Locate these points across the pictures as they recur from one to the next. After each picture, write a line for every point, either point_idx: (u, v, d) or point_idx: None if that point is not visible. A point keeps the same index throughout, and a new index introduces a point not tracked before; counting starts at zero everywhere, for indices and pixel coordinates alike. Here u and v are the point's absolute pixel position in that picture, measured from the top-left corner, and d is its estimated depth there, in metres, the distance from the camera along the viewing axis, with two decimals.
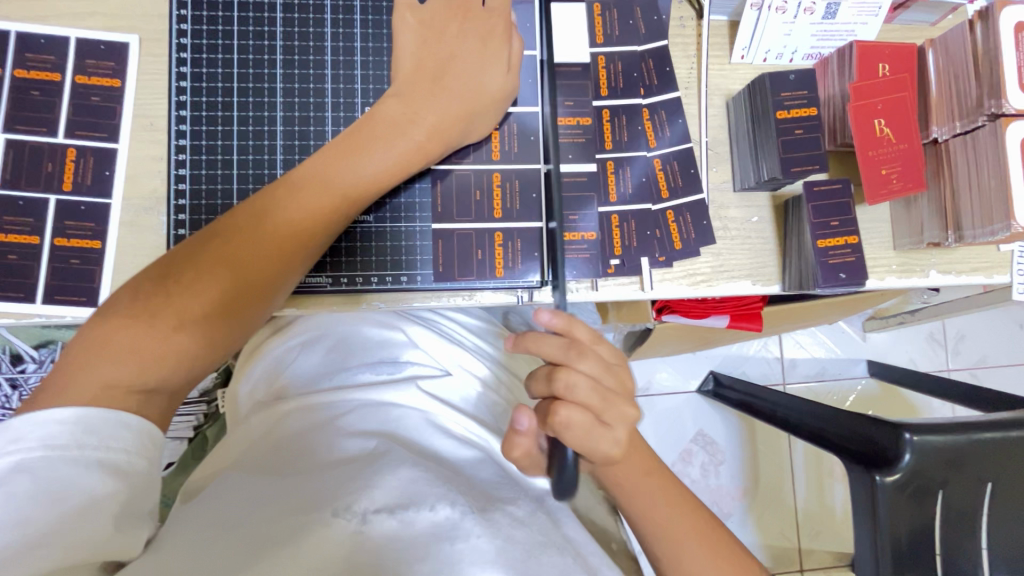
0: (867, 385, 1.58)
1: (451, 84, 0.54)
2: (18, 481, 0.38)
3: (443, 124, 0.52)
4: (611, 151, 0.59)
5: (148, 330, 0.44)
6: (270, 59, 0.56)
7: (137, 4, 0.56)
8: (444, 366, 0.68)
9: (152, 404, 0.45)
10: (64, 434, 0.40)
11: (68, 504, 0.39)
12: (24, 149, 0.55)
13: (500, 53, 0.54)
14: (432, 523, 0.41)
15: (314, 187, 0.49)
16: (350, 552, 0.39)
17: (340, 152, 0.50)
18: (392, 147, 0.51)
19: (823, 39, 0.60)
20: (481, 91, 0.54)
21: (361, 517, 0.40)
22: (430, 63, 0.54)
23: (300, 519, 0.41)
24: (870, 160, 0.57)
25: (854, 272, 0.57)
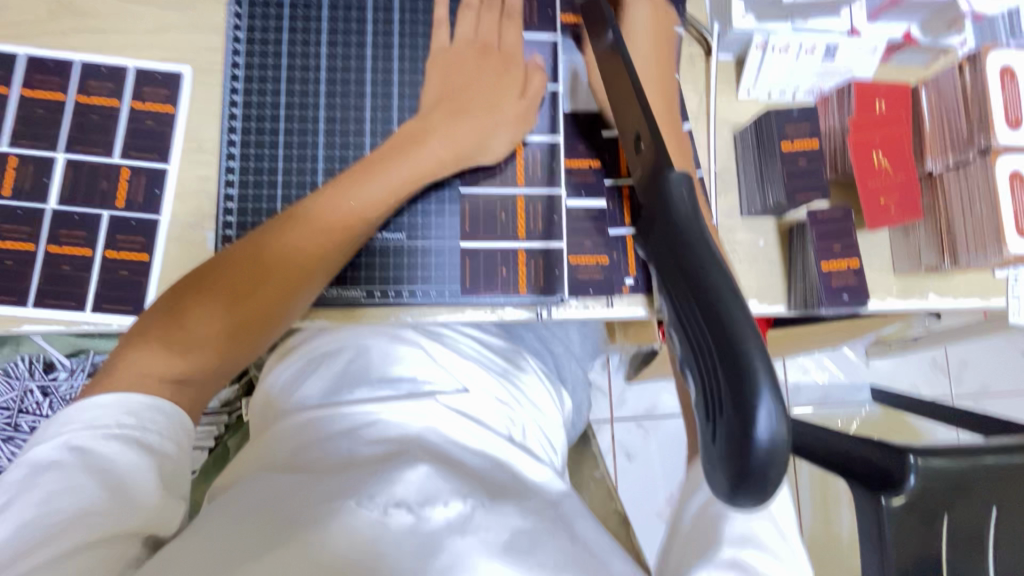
0: (872, 410, 1.59)
1: (477, 112, 0.58)
2: (69, 458, 0.42)
3: (463, 142, 0.57)
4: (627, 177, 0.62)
5: (183, 329, 0.49)
6: (314, 89, 0.60)
7: (192, 38, 0.61)
8: (461, 381, 0.67)
9: (184, 394, 0.49)
10: (108, 416, 0.44)
11: (111, 480, 0.42)
12: (82, 168, 0.59)
13: (515, 79, 0.60)
14: (445, 520, 0.45)
15: (337, 197, 0.53)
16: (374, 538, 0.43)
17: (363, 167, 0.55)
18: (411, 160, 0.55)
19: (824, 76, 0.65)
20: (500, 113, 0.58)
21: (383, 507, 0.45)
22: (451, 89, 0.59)
23: (324, 507, 0.45)
24: (869, 189, 0.61)
25: (857, 293, 0.61)
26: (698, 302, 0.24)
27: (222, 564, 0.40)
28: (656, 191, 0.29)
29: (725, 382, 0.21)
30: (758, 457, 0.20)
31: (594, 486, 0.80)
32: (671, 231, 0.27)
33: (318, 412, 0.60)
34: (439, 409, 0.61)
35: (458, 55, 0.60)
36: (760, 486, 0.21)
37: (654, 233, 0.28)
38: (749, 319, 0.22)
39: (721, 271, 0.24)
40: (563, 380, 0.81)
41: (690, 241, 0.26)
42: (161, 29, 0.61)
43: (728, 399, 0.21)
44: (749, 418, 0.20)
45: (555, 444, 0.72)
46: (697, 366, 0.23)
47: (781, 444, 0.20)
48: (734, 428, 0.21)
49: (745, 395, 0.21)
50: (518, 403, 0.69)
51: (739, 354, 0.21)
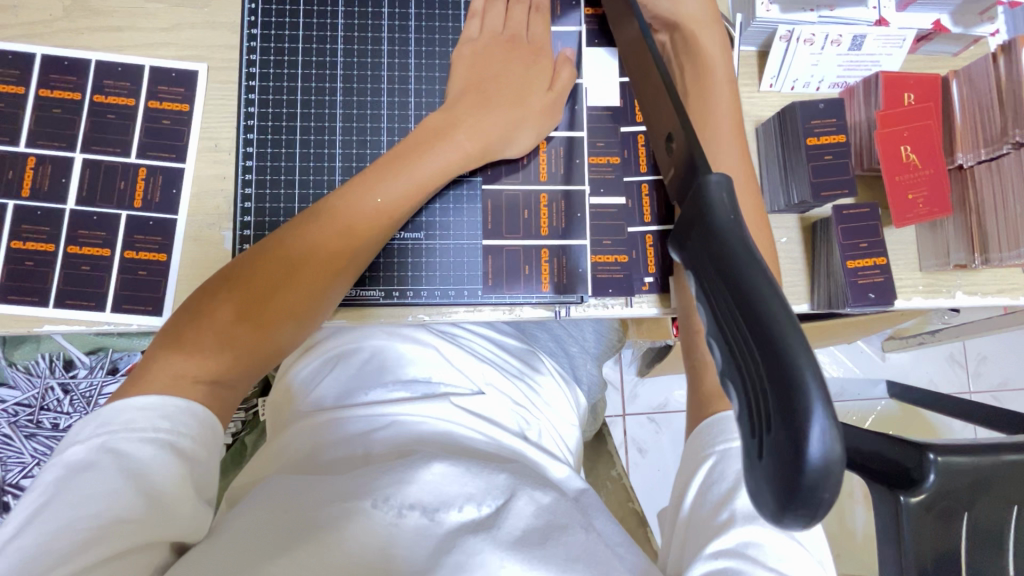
0: (888, 406, 1.54)
1: (503, 104, 0.56)
2: (105, 460, 0.41)
3: (490, 134, 0.55)
4: (646, 174, 0.60)
5: (212, 331, 0.48)
6: (331, 87, 0.59)
7: (207, 36, 0.61)
8: (477, 384, 0.67)
9: (217, 397, 0.48)
10: (143, 419, 0.43)
11: (145, 484, 0.41)
12: (99, 168, 0.59)
13: (544, 72, 0.59)
14: (459, 522, 0.45)
15: (364, 194, 0.51)
16: (387, 540, 0.44)
17: (387, 161, 0.53)
18: (437, 156, 0.53)
19: (850, 69, 0.63)
20: (527, 105, 0.57)
21: (397, 509, 0.45)
22: (479, 79, 0.57)
23: (342, 508, 0.45)
24: (897, 184, 0.60)
25: (884, 293, 0.59)
26: (741, 311, 0.23)
27: (241, 560, 0.41)
28: (694, 196, 0.28)
29: (772, 395, 0.21)
30: (808, 475, 0.19)
31: (611, 485, 0.79)
32: (710, 237, 0.26)
33: (336, 412, 0.61)
34: (455, 413, 0.61)
35: (486, 46, 0.59)
36: (810, 505, 0.20)
37: (691, 240, 0.27)
38: (795, 329, 0.21)
39: (766, 280, 0.23)
40: (578, 380, 0.81)
41: (732, 249, 0.25)
42: (175, 27, 0.61)
43: (775, 414, 0.20)
44: (800, 434, 0.20)
45: (570, 444, 0.72)
46: (740, 378, 0.22)
47: (833, 460, 0.19)
48: (783, 444, 0.20)
49: (794, 411, 0.20)
50: (533, 405, 0.69)
51: (788, 365, 0.21)
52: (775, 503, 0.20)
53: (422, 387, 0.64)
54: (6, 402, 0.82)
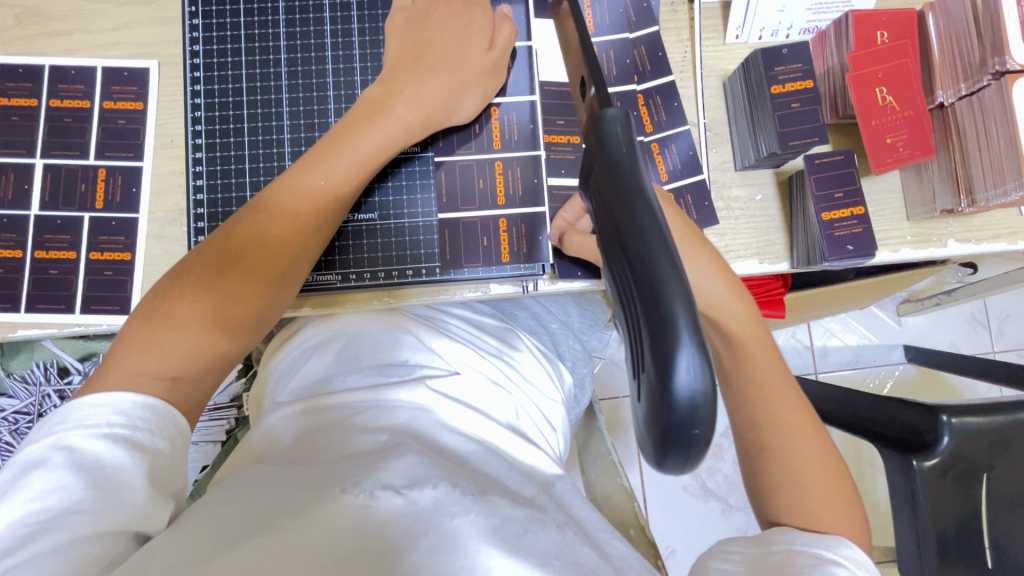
0: (906, 370, 1.53)
1: (443, 69, 0.54)
2: (59, 456, 0.42)
3: (431, 105, 0.53)
4: (653, 133, 0.60)
5: (169, 325, 0.48)
6: (275, 71, 0.59)
7: (156, 32, 0.61)
8: (453, 365, 0.65)
9: (178, 392, 0.48)
10: (98, 416, 0.44)
11: (98, 478, 0.42)
12: (60, 172, 0.59)
13: (480, 29, 0.55)
14: (433, 499, 0.44)
15: (308, 177, 0.51)
16: (360, 524, 0.42)
17: (335, 139, 0.52)
18: (379, 130, 0.52)
19: (819, 12, 0.59)
20: (467, 67, 0.55)
21: (369, 491, 0.44)
22: (416, 45, 0.55)
23: (312, 495, 0.44)
24: (873, 129, 0.57)
25: (863, 244, 0.56)
26: (627, 257, 0.23)
27: (199, 554, 0.39)
28: (592, 130, 0.27)
29: (650, 336, 0.22)
30: (677, 412, 0.21)
31: (601, 462, 0.78)
32: (605, 178, 0.25)
33: (308, 399, 0.59)
34: (434, 397, 0.59)
35: (422, 11, 0.56)
36: (687, 442, 0.21)
37: (593, 176, 0.26)
38: (675, 270, 0.22)
39: (652, 219, 0.23)
40: (562, 356, 0.80)
41: (622, 188, 0.24)
42: (124, 26, 0.61)
43: (651, 356, 0.22)
44: (670, 372, 0.21)
45: (555, 423, 0.70)
46: (632, 323, 0.23)
47: (700, 397, 0.21)
48: (657, 379, 0.21)
49: (662, 350, 0.21)
50: (514, 383, 0.67)
51: (663, 302, 0.21)
52: (649, 432, 0.23)
53: (397, 371, 0.62)
54: (6, 411, 0.84)
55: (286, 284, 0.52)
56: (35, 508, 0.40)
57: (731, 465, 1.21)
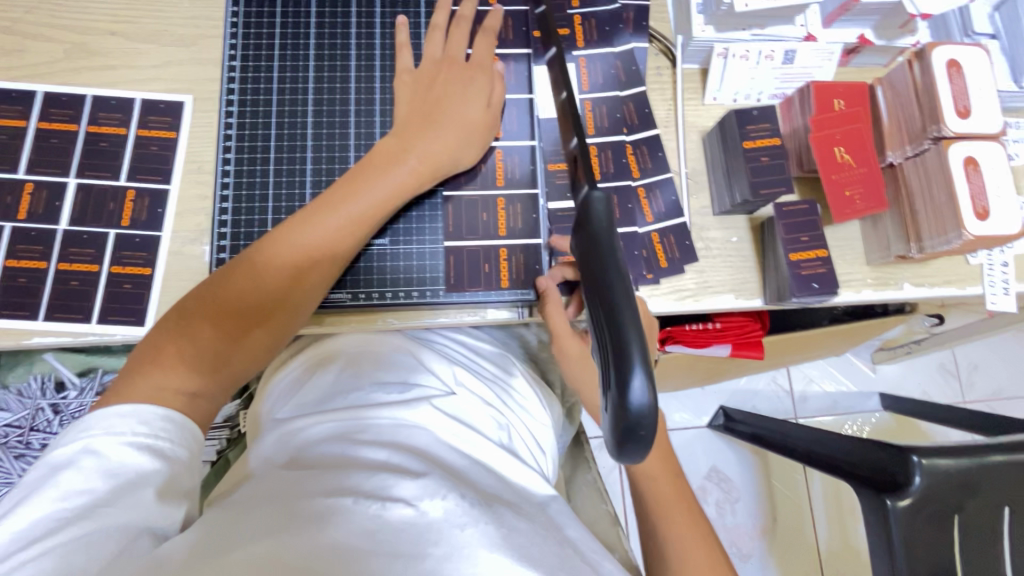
0: (881, 417, 1.58)
1: (446, 123, 0.60)
2: (87, 461, 0.44)
3: (437, 157, 0.59)
4: (639, 178, 0.67)
5: (189, 342, 0.52)
6: (303, 109, 0.65)
7: (193, 71, 0.67)
8: (449, 385, 0.69)
9: (197, 407, 0.52)
10: (124, 424, 0.46)
11: (122, 483, 0.44)
12: (91, 191, 0.64)
13: (478, 89, 0.63)
14: (444, 511, 0.47)
15: (325, 215, 0.56)
16: (374, 531, 0.44)
17: (354, 180, 0.57)
18: (389, 178, 0.58)
19: (786, 81, 0.70)
20: (467, 122, 0.61)
21: (380, 502, 0.46)
22: (426, 102, 0.61)
23: (324, 503, 0.46)
24: (834, 183, 0.64)
25: (828, 282, 0.62)
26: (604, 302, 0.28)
27: (218, 548, 0.41)
28: (581, 210, 0.33)
29: (614, 356, 0.27)
30: (631, 416, 0.25)
31: (587, 489, 0.80)
32: (588, 243, 0.32)
33: (310, 416, 0.62)
34: (435, 417, 0.62)
35: (430, 73, 0.63)
36: (636, 441, 0.26)
37: (580, 237, 0.33)
38: (635, 315, 0.27)
39: (620, 273, 0.29)
40: (553, 386, 0.82)
41: (601, 242, 0.31)
42: (164, 64, 0.67)
43: (613, 373, 0.26)
44: (626, 387, 0.26)
45: (545, 447, 0.73)
46: (601, 349, 0.28)
47: (646, 407, 0.25)
48: (615, 395, 0.26)
49: (622, 363, 0.26)
50: (506, 406, 0.70)
51: (624, 338, 0.27)
52: (609, 436, 0.27)
53: (397, 390, 0.65)
54: None
55: (296, 312, 0.57)
56: (61, 506, 0.42)
57: (714, 507, 1.37)
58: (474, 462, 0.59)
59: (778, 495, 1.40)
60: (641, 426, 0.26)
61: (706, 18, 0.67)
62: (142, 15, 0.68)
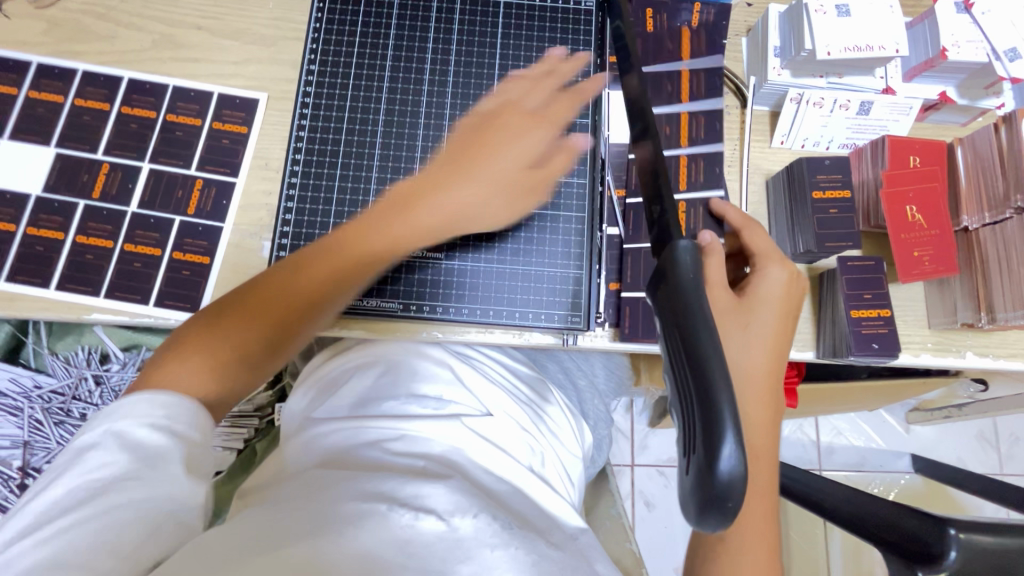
0: (911, 479, 1.52)
1: (487, 172, 0.57)
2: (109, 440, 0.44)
3: (467, 205, 0.57)
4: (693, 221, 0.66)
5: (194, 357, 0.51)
6: (374, 118, 0.66)
7: (272, 71, 0.69)
8: (485, 406, 0.68)
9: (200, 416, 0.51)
10: (142, 407, 0.46)
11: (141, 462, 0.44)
12: (162, 177, 0.66)
13: (534, 141, 0.59)
14: (475, 530, 0.45)
15: (346, 250, 0.55)
16: (405, 542, 0.43)
17: (382, 216, 0.56)
18: (408, 220, 0.56)
19: (857, 131, 0.69)
20: (511, 175, 0.58)
21: (414, 511, 0.45)
22: (472, 146, 0.59)
23: (358, 508, 0.45)
24: (903, 242, 0.62)
25: (888, 344, 0.60)
26: (689, 358, 0.28)
27: (252, 548, 0.41)
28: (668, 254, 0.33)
29: (702, 421, 0.27)
30: (721, 484, 0.26)
31: (610, 524, 0.78)
32: (674, 293, 0.31)
33: (343, 422, 0.62)
34: (467, 436, 0.61)
35: (487, 117, 0.60)
36: (721, 511, 0.26)
37: (662, 288, 0.32)
38: (725, 378, 0.27)
39: (708, 330, 0.29)
40: (585, 414, 0.81)
41: (687, 289, 0.31)
42: (244, 61, 0.69)
43: (701, 441, 0.26)
44: (716, 455, 0.26)
45: (573, 477, 0.72)
46: (686, 410, 0.28)
47: (737, 476, 0.25)
48: (706, 460, 0.26)
49: (716, 429, 0.26)
50: (539, 432, 0.69)
51: (716, 407, 0.26)
52: (692, 500, 0.27)
53: (433, 404, 0.65)
54: (42, 389, 0.87)
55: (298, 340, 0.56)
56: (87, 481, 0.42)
57: None
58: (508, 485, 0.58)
59: (795, 548, 1.35)
60: (727, 497, 0.26)
61: (783, 62, 0.66)
62: (228, 12, 0.70)
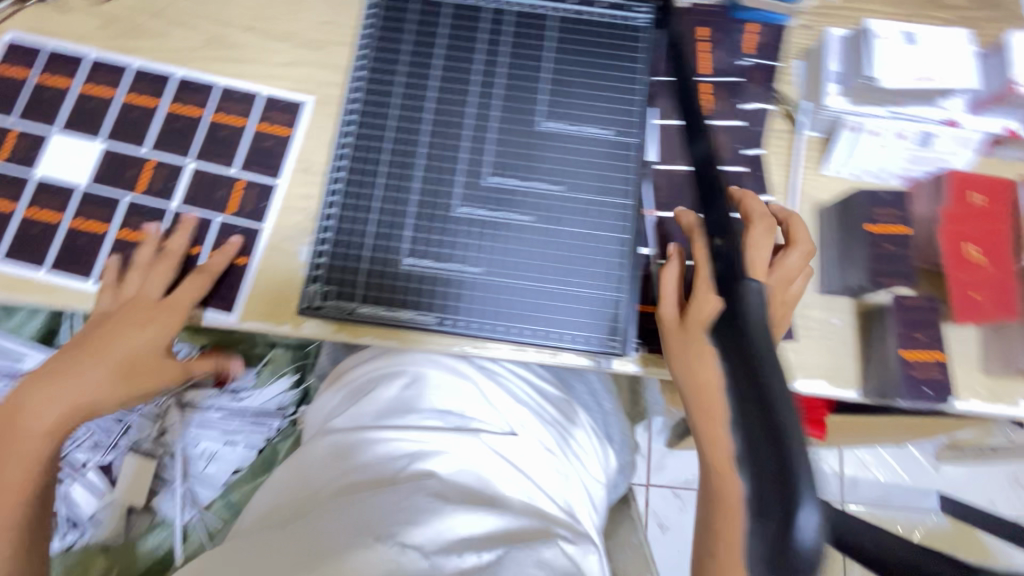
0: (938, 520, 1.45)
1: (104, 325, 0.58)
2: None
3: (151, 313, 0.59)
4: None
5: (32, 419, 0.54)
6: (419, 124, 0.63)
7: (319, 75, 0.69)
8: (511, 425, 0.68)
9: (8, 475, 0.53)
10: None
11: None
12: (204, 176, 0.66)
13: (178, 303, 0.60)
14: (460, 567, 0.48)
15: (102, 354, 0.56)
16: None
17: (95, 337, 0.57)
18: (125, 344, 0.57)
19: (914, 162, 0.66)
20: (131, 313, 0.59)
21: (399, 546, 0.48)
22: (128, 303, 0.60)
23: (353, 540, 0.48)
24: (959, 281, 0.59)
25: (941, 390, 0.58)
26: (764, 416, 0.27)
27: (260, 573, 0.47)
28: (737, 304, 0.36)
29: (775, 478, 0.26)
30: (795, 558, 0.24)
31: (631, 552, 0.76)
32: (740, 349, 0.32)
33: (368, 431, 0.64)
34: (484, 457, 0.63)
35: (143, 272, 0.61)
36: None
37: (725, 330, 0.34)
38: (799, 436, 0.27)
39: (782, 388, 0.29)
40: (611, 438, 0.79)
41: (757, 352, 0.31)
42: (292, 64, 0.69)
43: (777, 502, 0.25)
44: (793, 518, 0.25)
45: (597, 501, 0.71)
46: (754, 471, 0.26)
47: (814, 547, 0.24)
48: (782, 525, 0.25)
49: (792, 488, 0.25)
50: (563, 454, 0.69)
51: (790, 469, 0.26)
52: (766, 573, 0.25)
53: (455, 420, 0.66)
54: None
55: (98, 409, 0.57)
56: None
57: None
58: (522, 512, 0.59)
59: None
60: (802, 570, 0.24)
61: (841, 90, 0.65)
62: (278, 15, 0.71)
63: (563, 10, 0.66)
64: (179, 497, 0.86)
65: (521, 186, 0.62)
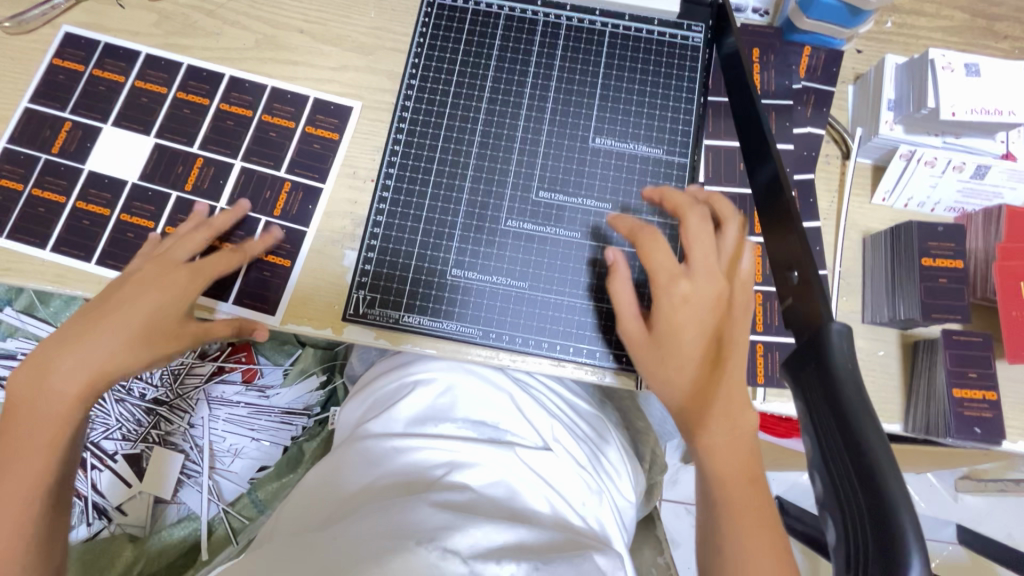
0: (954, 551, 1.43)
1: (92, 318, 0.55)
2: None
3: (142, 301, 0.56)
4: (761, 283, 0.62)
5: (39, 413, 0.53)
6: (470, 137, 0.64)
7: (369, 80, 0.69)
8: (544, 438, 0.67)
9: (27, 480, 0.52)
10: None
11: None
12: (252, 178, 0.66)
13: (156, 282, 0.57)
14: None
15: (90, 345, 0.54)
16: None
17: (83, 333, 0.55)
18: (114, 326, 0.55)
19: (968, 195, 0.64)
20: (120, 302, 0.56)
21: (441, 551, 0.47)
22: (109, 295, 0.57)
23: (391, 544, 0.47)
24: (1013, 319, 0.58)
25: (991, 430, 0.57)
26: (862, 473, 0.31)
27: None
28: (819, 341, 0.38)
29: (876, 535, 0.30)
30: None
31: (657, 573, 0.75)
32: (827, 395, 0.35)
33: (397, 438, 0.63)
34: (517, 467, 0.61)
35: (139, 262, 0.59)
36: None
37: (808, 369, 0.38)
38: (905, 495, 0.30)
39: (888, 455, 0.31)
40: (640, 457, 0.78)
41: (847, 403, 0.34)
42: (342, 68, 0.69)
43: (882, 557, 0.29)
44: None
45: (626, 521, 0.70)
46: (843, 511, 0.32)
47: None
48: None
49: (896, 544, 0.29)
50: (596, 471, 0.68)
51: (897, 529, 0.29)
52: None
53: (488, 431, 0.65)
54: None
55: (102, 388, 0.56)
56: None
57: None
58: (554, 525, 0.58)
59: None
60: None
61: (897, 117, 0.63)
62: (330, 18, 0.71)
63: (620, 25, 0.67)
64: (205, 491, 0.86)
65: (569, 202, 0.62)
